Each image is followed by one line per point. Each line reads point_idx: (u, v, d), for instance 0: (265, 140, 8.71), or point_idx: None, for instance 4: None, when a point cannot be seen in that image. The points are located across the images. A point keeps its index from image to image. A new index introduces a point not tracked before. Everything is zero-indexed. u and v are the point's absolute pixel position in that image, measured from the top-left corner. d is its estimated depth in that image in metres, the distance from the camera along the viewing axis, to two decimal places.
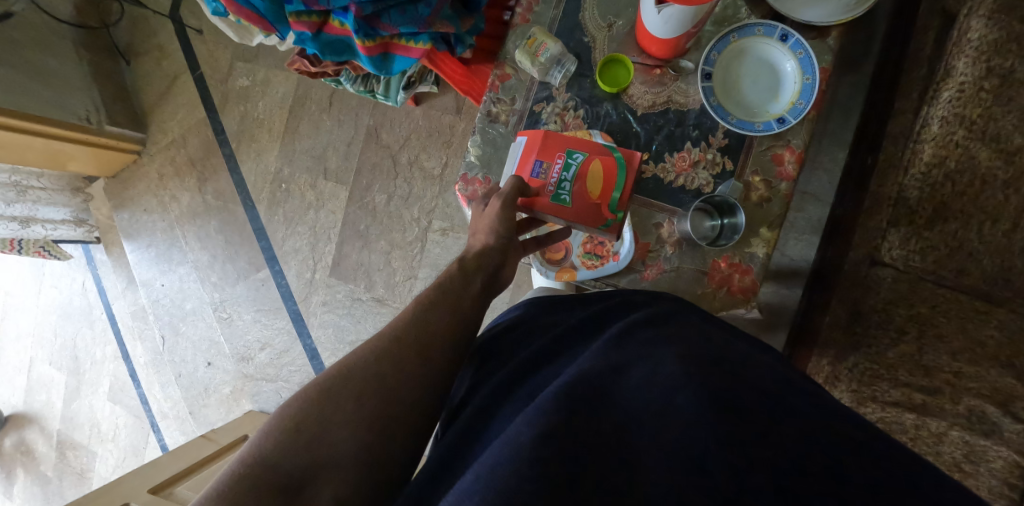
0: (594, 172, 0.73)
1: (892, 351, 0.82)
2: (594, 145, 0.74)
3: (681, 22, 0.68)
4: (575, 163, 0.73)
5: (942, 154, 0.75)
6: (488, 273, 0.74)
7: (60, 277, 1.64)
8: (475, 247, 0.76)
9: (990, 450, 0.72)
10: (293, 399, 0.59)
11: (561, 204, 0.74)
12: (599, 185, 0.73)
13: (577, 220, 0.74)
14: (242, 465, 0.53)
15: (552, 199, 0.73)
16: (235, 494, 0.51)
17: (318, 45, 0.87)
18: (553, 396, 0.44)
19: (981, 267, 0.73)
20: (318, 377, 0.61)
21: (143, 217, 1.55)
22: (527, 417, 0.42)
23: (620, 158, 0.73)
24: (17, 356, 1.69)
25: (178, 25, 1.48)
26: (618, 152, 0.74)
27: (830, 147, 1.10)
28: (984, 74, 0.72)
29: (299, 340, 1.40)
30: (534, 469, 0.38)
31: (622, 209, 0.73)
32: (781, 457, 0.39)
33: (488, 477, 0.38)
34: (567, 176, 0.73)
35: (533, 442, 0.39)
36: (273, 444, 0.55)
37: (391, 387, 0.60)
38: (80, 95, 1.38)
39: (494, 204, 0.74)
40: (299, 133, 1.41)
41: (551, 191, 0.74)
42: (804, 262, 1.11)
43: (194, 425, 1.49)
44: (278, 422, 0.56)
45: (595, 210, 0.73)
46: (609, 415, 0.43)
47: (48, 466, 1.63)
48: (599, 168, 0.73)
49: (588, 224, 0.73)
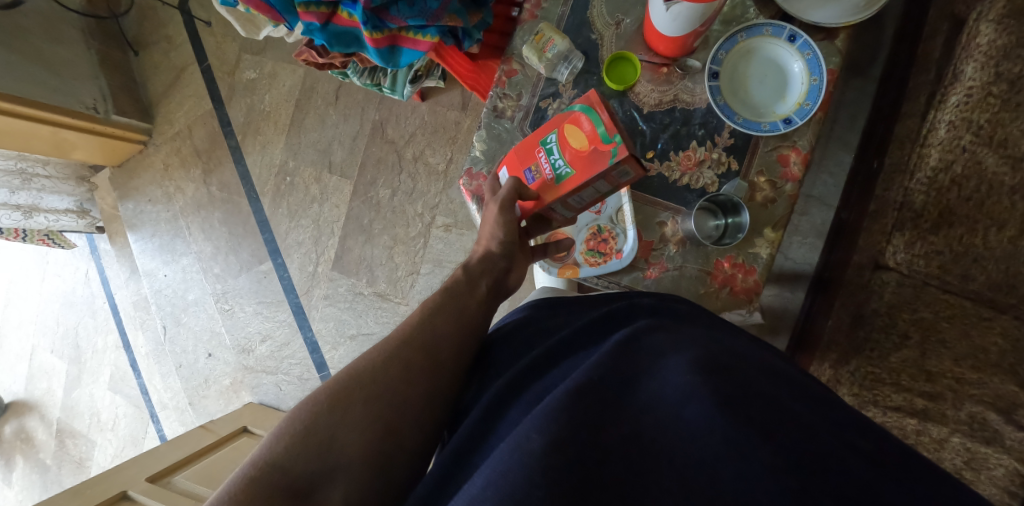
0: (574, 131, 0.66)
1: (895, 355, 0.80)
2: (558, 118, 0.70)
3: (690, 20, 0.67)
4: (553, 141, 0.69)
5: (949, 159, 0.75)
6: (494, 266, 0.74)
7: (64, 265, 1.65)
8: (478, 253, 0.76)
9: (992, 458, 0.72)
10: (307, 402, 0.58)
11: (570, 179, 0.67)
12: (584, 137, 0.65)
13: (591, 180, 0.65)
14: (255, 469, 0.53)
15: (556, 183, 0.69)
16: (249, 499, 0.51)
17: (327, 36, 0.88)
18: (561, 399, 0.44)
19: (986, 273, 0.73)
20: (326, 381, 0.60)
21: (147, 207, 1.56)
22: (536, 421, 0.43)
23: (580, 104, 0.66)
24: (19, 344, 1.70)
25: (187, 16, 1.49)
26: (577, 101, 0.67)
27: (836, 151, 1.10)
28: (992, 78, 0.71)
29: (300, 332, 1.40)
30: (545, 476, 0.38)
31: (618, 130, 0.63)
32: (792, 457, 0.39)
33: (499, 483, 0.39)
34: (554, 156, 0.68)
35: (545, 448, 0.40)
36: (284, 448, 0.54)
37: (398, 387, 0.60)
38: (87, 84, 1.39)
39: (493, 209, 0.73)
40: (305, 126, 1.41)
41: (552, 179, 0.70)
42: (808, 265, 1.11)
43: (193, 416, 1.49)
44: (290, 426, 0.56)
45: (595, 158, 0.64)
46: (618, 417, 0.43)
47: (47, 454, 1.63)
48: (574, 125, 0.67)
49: (601, 171, 0.63)
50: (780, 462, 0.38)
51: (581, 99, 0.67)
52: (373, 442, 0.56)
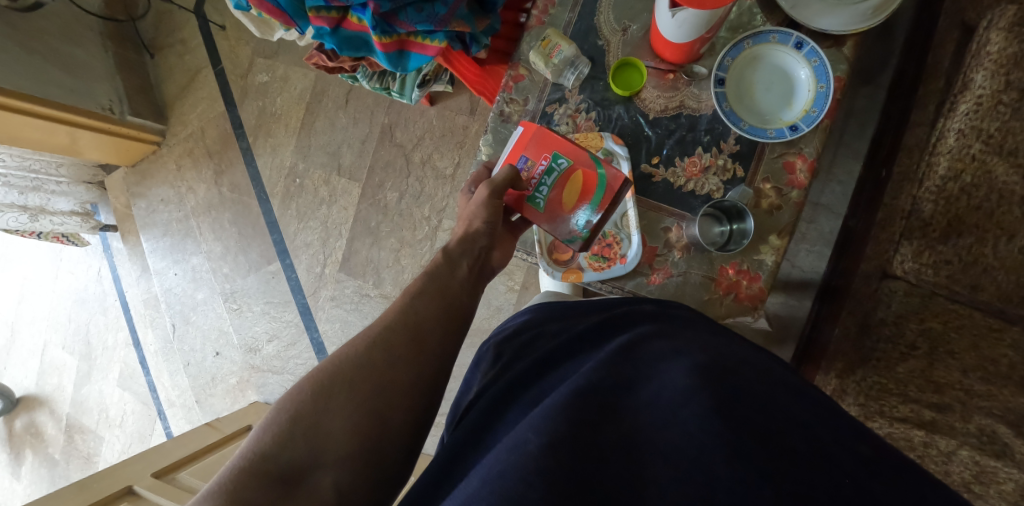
0: (575, 185, 0.77)
1: (902, 365, 0.80)
2: (580, 155, 0.77)
3: (696, 26, 0.68)
4: (558, 170, 0.77)
5: (958, 168, 0.74)
6: (477, 247, 0.75)
7: (77, 263, 1.68)
8: (459, 232, 0.76)
9: (1001, 472, 0.69)
10: (292, 393, 0.59)
11: (532, 211, 0.78)
12: (574, 199, 0.77)
13: (545, 225, 0.78)
14: (243, 460, 0.53)
15: (528, 199, 0.78)
16: (239, 490, 0.51)
17: (337, 40, 0.89)
18: (560, 404, 0.44)
19: (996, 283, 0.71)
20: (312, 371, 0.61)
21: (158, 207, 1.58)
22: (534, 423, 0.43)
23: (601, 175, 0.76)
24: (31, 340, 1.72)
25: (201, 20, 1.52)
26: (601, 169, 0.77)
27: (845, 159, 1.09)
28: (1003, 87, 0.71)
29: (306, 333, 1.41)
30: (542, 477, 0.38)
31: (590, 226, 0.78)
32: (792, 462, 0.38)
33: (496, 483, 0.39)
34: (547, 182, 0.77)
35: (542, 451, 0.40)
36: (271, 438, 0.55)
37: (383, 374, 0.60)
38: (104, 85, 1.42)
39: (483, 192, 0.75)
40: (315, 129, 1.43)
41: (529, 193, 0.78)
42: (814, 273, 1.10)
43: (200, 414, 1.51)
44: (276, 417, 0.57)
45: (562, 220, 0.78)
46: (618, 426, 0.43)
47: (55, 449, 1.65)
48: (580, 182, 0.77)
49: (553, 231, 0.78)
50: (778, 467, 0.38)
51: (605, 170, 0.77)
52: (363, 434, 0.56)
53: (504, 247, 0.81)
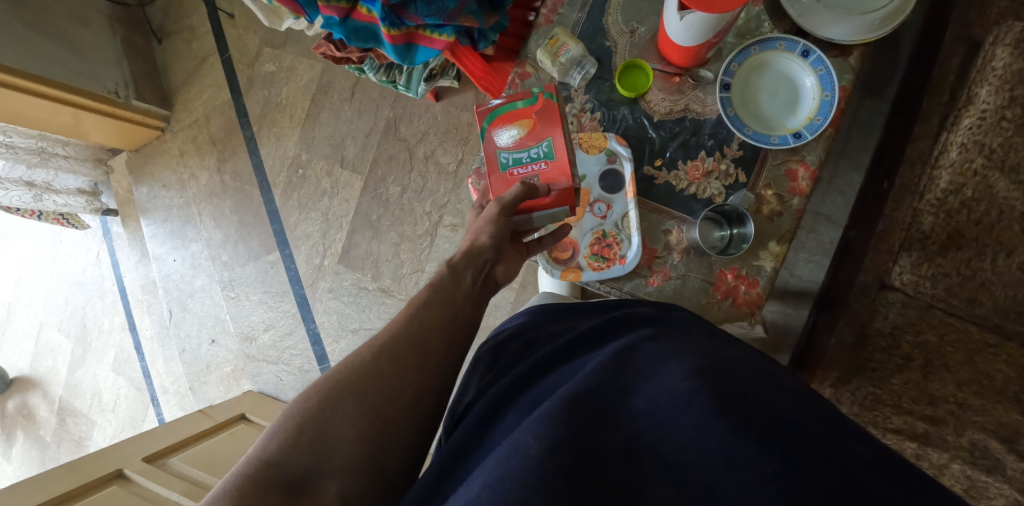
0: (508, 131, 0.78)
1: (896, 378, 0.80)
2: (490, 147, 0.80)
3: (703, 30, 0.68)
4: (510, 153, 0.78)
5: (960, 182, 0.74)
6: (482, 259, 0.75)
7: (76, 246, 1.68)
8: (465, 245, 0.77)
9: (992, 487, 0.68)
10: (301, 400, 0.58)
11: (555, 146, 0.77)
12: (520, 120, 0.78)
13: (559, 126, 0.76)
14: (250, 466, 0.53)
15: (547, 159, 0.76)
16: (244, 496, 0.51)
17: (345, 30, 0.89)
18: (559, 407, 0.44)
19: (993, 297, 0.72)
20: (319, 379, 0.60)
21: (160, 193, 1.59)
22: (533, 427, 0.43)
23: (488, 118, 0.79)
24: (27, 320, 1.72)
25: (211, 8, 1.52)
26: (485, 124, 0.80)
27: (847, 170, 1.10)
28: (1007, 103, 0.71)
29: (303, 323, 1.41)
30: (544, 482, 0.39)
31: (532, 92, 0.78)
32: (797, 467, 0.38)
33: (496, 487, 0.40)
34: (525, 155, 0.77)
35: (541, 455, 0.40)
36: (279, 445, 0.55)
37: (385, 376, 0.61)
38: (111, 69, 1.42)
39: (493, 209, 0.74)
40: (320, 120, 1.43)
41: (544, 163, 0.77)
42: (813, 283, 1.11)
43: (193, 402, 1.51)
44: (284, 423, 0.56)
45: (544, 114, 0.77)
46: (614, 434, 0.43)
47: (47, 432, 1.65)
48: (507, 129, 0.78)
49: (554, 115, 0.76)
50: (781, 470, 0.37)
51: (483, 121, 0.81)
52: (367, 435, 0.57)
53: (511, 262, 0.78)
